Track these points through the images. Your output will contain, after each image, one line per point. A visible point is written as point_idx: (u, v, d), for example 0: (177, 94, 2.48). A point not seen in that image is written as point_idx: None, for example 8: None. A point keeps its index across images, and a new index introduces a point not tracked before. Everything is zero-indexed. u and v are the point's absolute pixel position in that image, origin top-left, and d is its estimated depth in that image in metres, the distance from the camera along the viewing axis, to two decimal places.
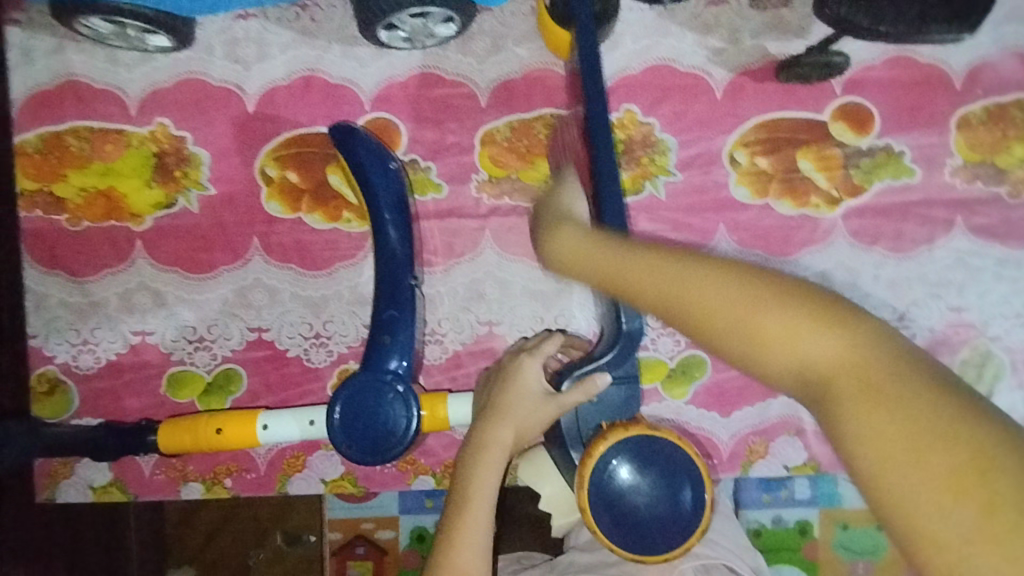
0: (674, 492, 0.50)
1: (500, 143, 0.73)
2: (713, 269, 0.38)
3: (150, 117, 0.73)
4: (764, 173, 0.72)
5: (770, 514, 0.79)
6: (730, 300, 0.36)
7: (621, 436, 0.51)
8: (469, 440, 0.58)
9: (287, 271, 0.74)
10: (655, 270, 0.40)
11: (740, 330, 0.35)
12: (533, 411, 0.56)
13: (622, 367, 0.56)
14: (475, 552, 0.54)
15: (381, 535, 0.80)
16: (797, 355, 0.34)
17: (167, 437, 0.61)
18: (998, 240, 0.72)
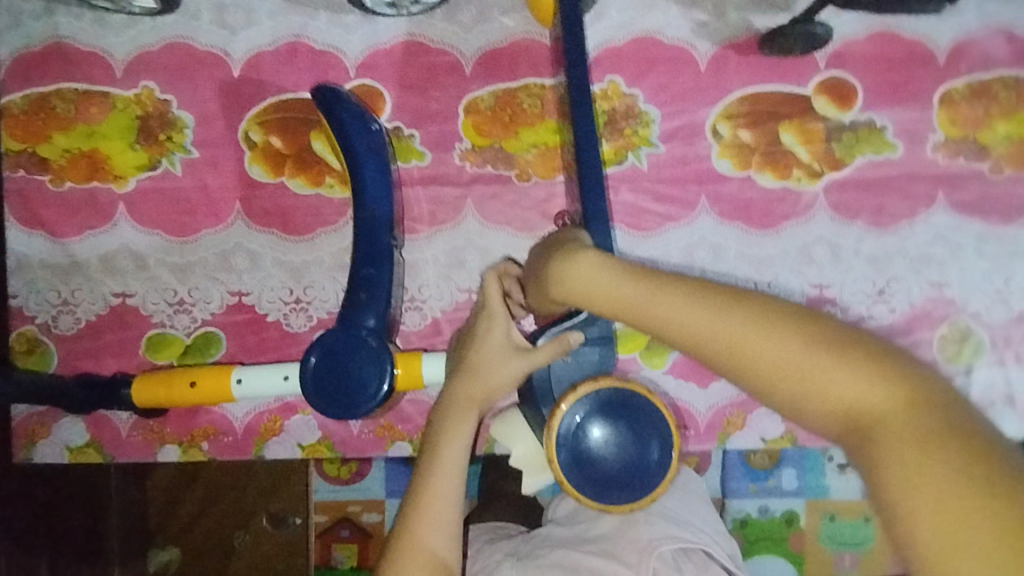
0: (644, 447, 0.50)
1: (484, 112, 0.73)
2: (771, 319, 0.40)
3: (135, 80, 0.73)
4: (746, 146, 0.73)
5: (757, 504, 0.81)
6: (779, 353, 0.39)
7: (591, 388, 0.50)
8: (443, 394, 0.59)
9: (268, 235, 0.73)
10: (703, 305, 0.41)
11: (787, 371, 0.39)
12: (502, 364, 0.56)
13: (597, 328, 0.56)
14: (443, 506, 0.54)
15: (368, 518, 0.81)
16: (829, 394, 0.38)
17: (140, 390, 0.61)
18: (979, 215, 0.72)
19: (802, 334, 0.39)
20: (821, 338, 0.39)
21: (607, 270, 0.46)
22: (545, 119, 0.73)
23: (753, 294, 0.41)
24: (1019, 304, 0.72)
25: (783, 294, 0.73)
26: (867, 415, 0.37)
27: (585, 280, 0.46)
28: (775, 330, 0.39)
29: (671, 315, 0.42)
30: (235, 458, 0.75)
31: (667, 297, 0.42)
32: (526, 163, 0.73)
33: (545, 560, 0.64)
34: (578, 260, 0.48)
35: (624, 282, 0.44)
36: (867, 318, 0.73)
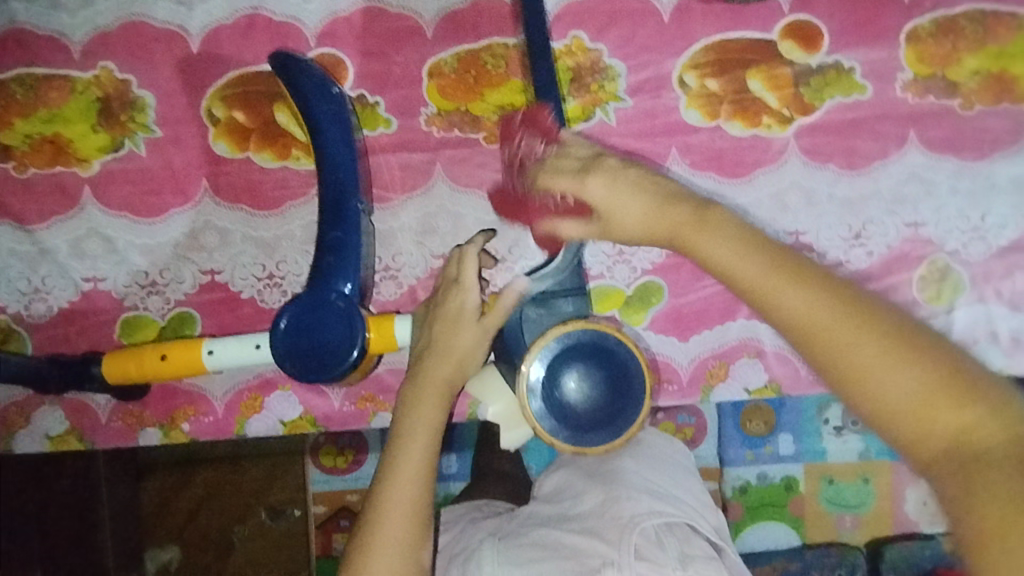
0: (616, 387, 0.54)
1: (448, 75, 0.72)
2: (891, 332, 0.41)
3: (93, 61, 0.72)
4: (714, 95, 0.72)
5: (755, 471, 0.88)
6: (893, 374, 0.40)
7: (566, 328, 0.54)
8: (410, 381, 0.59)
9: (237, 211, 0.73)
10: (786, 288, 0.43)
11: (862, 371, 0.40)
12: (469, 358, 0.59)
13: (568, 281, 0.61)
14: (414, 470, 0.55)
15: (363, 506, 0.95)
16: (935, 417, 0.39)
17: (114, 365, 0.64)
18: (951, 153, 0.72)
19: (873, 332, 0.41)
20: (895, 341, 0.41)
21: (707, 236, 0.47)
22: (510, 79, 0.72)
23: (835, 286, 0.43)
24: (995, 240, 0.72)
25: None
26: (978, 448, 0.38)
27: (715, 246, 0.46)
28: (896, 344, 0.40)
29: (795, 302, 0.42)
30: (217, 438, 0.74)
31: (794, 287, 0.43)
32: (493, 124, 0.72)
33: (528, 539, 0.63)
34: (711, 233, 0.47)
35: (722, 254, 0.46)
36: (844, 262, 0.73)
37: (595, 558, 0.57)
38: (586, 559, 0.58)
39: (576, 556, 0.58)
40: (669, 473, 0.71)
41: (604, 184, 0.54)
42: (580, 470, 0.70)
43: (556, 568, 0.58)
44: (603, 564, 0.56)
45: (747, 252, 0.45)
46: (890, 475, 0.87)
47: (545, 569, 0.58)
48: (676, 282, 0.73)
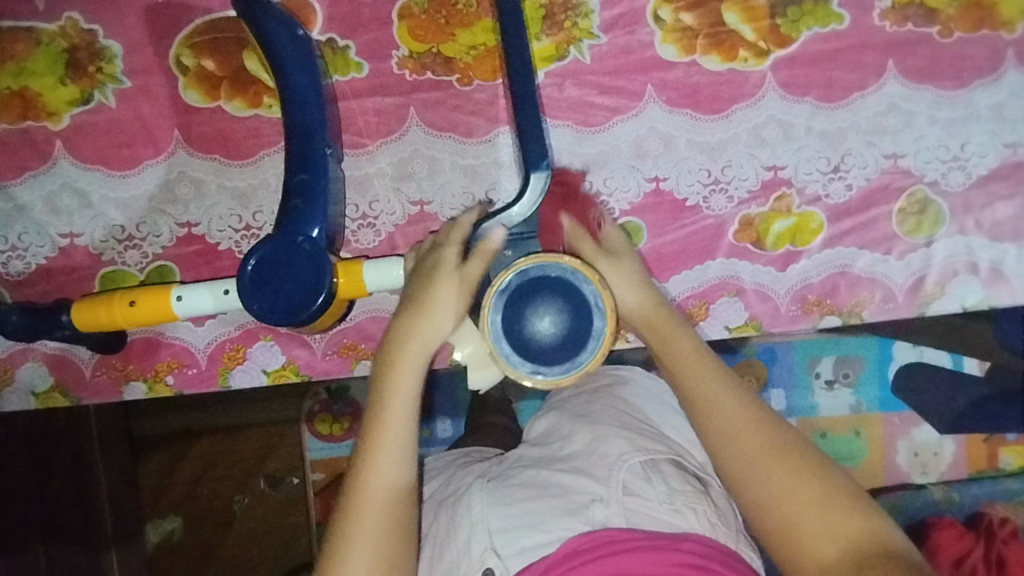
0: (580, 323, 0.54)
1: (418, 16, 0.71)
2: (783, 449, 0.54)
3: (57, 11, 0.71)
4: (689, 29, 0.71)
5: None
6: (774, 472, 0.53)
7: (528, 263, 0.54)
8: (392, 333, 0.58)
9: (210, 162, 0.72)
10: (715, 405, 0.56)
11: (752, 476, 0.53)
12: (455, 305, 0.57)
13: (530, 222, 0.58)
14: (397, 431, 0.55)
15: None
16: (825, 529, 0.50)
17: (84, 313, 0.64)
18: (931, 81, 0.71)
19: (770, 454, 0.54)
20: (790, 461, 0.53)
21: (676, 341, 0.59)
22: (481, 19, 0.71)
23: (745, 405, 0.56)
24: (975, 169, 0.72)
25: (738, 178, 0.72)
26: (860, 553, 0.48)
27: (675, 345, 0.59)
28: (795, 465, 0.53)
29: (726, 418, 0.56)
30: (202, 390, 0.74)
31: (732, 408, 0.56)
32: (465, 66, 0.71)
33: (518, 479, 0.62)
34: (681, 334, 0.60)
35: (679, 355, 0.59)
36: (824, 197, 0.72)
37: (584, 495, 0.58)
38: (576, 497, 0.58)
39: (567, 494, 0.58)
40: (659, 411, 0.70)
41: (613, 275, 0.59)
42: (569, 412, 0.69)
43: (547, 505, 0.58)
44: (592, 501, 0.57)
45: (703, 362, 0.58)
46: (881, 425, 0.85)
47: (535, 507, 0.58)
48: (655, 222, 0.73)
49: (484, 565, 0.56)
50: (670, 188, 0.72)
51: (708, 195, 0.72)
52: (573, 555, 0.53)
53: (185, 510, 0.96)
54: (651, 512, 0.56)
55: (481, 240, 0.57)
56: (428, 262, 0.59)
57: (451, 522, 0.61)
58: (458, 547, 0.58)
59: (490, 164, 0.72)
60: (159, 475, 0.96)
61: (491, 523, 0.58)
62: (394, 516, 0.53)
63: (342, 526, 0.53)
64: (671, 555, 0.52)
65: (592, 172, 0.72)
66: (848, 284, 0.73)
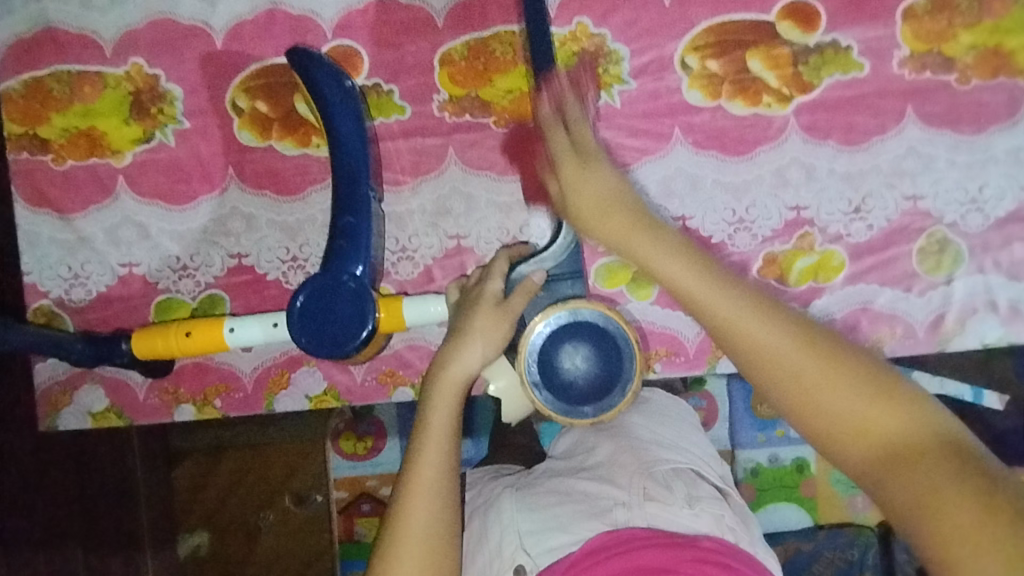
0: (611, 360, 0.57)
1: (459, 62, 0.76)
2: (750, 294, 0.47)
3: (125, 57, 0.76)
4: (715, 76, 0.75)
5: (767, 453, 0.91)
6: (752, 328, 0.45)
7: (561, 310, 0.57)
8: (435, 357, 0.61)
9: (261, 197, 0.77)
10: (667, 252, 0.50)
11: (705, 311, 0.47)
12: (494, 331, 0.59)
13: (564, 264, 0.61)
14: (439, 455, 0.58)
15: (383, 491, 0.99)
16: (825, 387, 0.43)
17: (141, 343, 0.65)
18: (949, 127, 0.74)
19: (730, 286, 0.47)
20: (765, 306, 0.46)
21: (599, 191, 0.56)
22: (518, 65, 0.75)
23: (689, 247, 0.51)
24: (993, 212, 0.74)
25: (762, 218, 0.75)
26: (859, 403, 0.43)
27: (609, 213, 0.55)
28: (801, 337, 0.45)
29: (768, 348, 0.44)
30: (247, 413, 0.78)
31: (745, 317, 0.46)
32: (503, 109, 0.75)
33: (545, 487, 0.65)
34: (611, 199, 0.55)
35: (613, 213, 0.54)
36: (845, 236, 0.75)
37: (608, 500, 0.60)
38: (599, 502, 0.60)
39: (590, 499, 0.61)
40: (674, 425, 0.72)
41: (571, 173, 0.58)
42: (590, 426, 0.71)
43: (572, 509, 0.60)
44: (615, 505, 0.59)
45: (636, 221, 0.53)
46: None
47: (561, 511, 0.61)
48: None
49: (514, 563, 0.58)
50: (697, 226, 0.76)
51: (733, 234, 0.76)
52: (598, 551, 0.55)
53: (213, 524, 0.98)
54: (671, 516, 0.58)
55: (529, 281, 0.60)
56: (472, 295, 0.62)
57: (483, 528, 0.64)
58: (490, 551, 0.61)
59: (526, 201, 0.76)
60: (191, 487, 0.97)
61: (520, 526, 0.61)
62: (439, 530, 0.56)
63: (388, 547, 0.56)
64: (690, 552, 0.54)
65: None
66: (870, 319, 0.75)
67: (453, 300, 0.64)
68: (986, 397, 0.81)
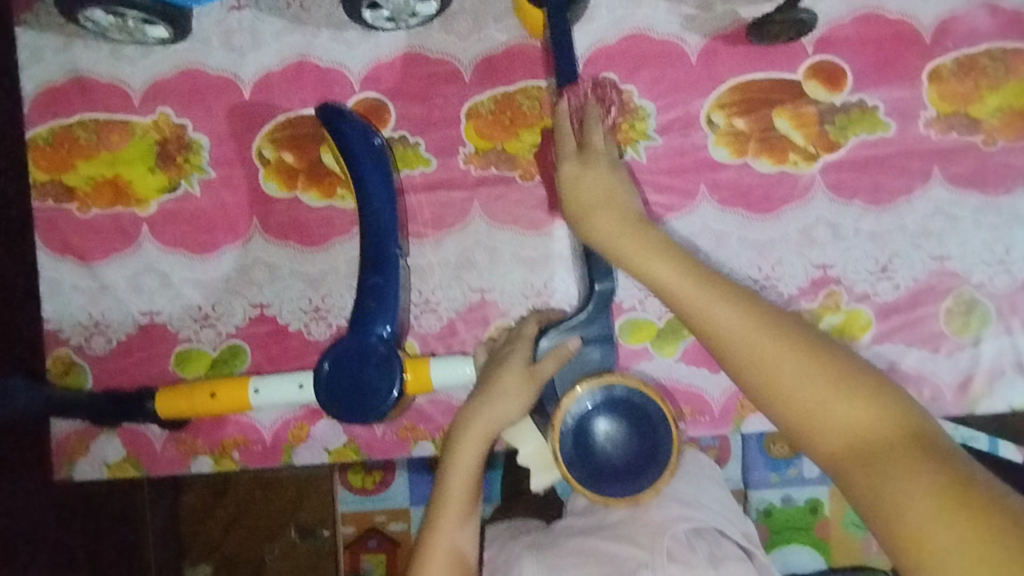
0: (645, 435, 0.55)
1: (485, 116, 0.76)
2: (741, 303, 0.50)
3: (153, 107, 0.77)
4: (742, 133, 0.75)
5: (780, 493, 0.82)
6: (740, 326, 0.49)
7: (590, 386, 0.55)
8: (456, 418, 0.60)
9: (285, 248, 0.77)
10: (664, 260, 0.54)
11: (694, 313, 0.51)
12: (517, 394, 0.58)
13: (593, 328, 0.60)
14: (458, 518, 0.58)
15: (392, 528, 0.82)
16: (801, 384, 0.46)
17: (165, 402, 0.65)
18: (976, 188, 0.74)
19: (719, 293, 0.51)
20: (749, 311, 0.50)
21: (596, 193, 0.59)
22: (544, 119, 0.75)
23: (686, 255, 0.54)
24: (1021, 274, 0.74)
25: (788, 276, 0.75)
26: (842, 409, 0.45)
27: (614, 215, 0.58)
28: (783, 338, 0.48)
29: (751, 353, 0.48)
30: (265, 465, 0.77)
31: (745, 331, 0.48)
32: (528, 163, 0.75)
33: (568, 548, 0.61)
34: (611, 204, 0.59)
35: (616, 217, 0.58)
36: (872, 295, 0.75)
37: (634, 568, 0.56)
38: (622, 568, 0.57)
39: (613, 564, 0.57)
40: (699, 480, 0.67)
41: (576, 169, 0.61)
42: None
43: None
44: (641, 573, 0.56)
45: (639, 226, 0.57)
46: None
47: None
48: None
49: None
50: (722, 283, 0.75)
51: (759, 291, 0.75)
52: None
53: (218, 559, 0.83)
54: None
55: (560, 349, 0.59)
56: (499, 357, 0.61)
57: None
58: None
59: (550, 256, 0.76)
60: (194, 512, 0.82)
61: None
62: None
63: None
64: None
65: None
66: (897, 380, 0.75)
67: (483, 362, 0.64)
68: (1004, 449, 0.75)
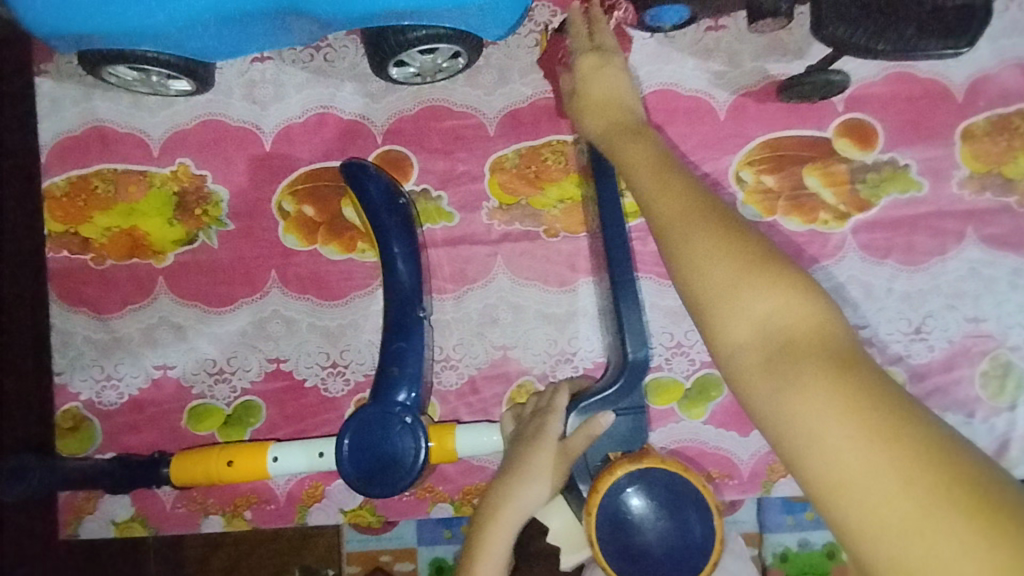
0: (687, 523, 0.51)
1: (509, 170, 0.75)
2: (719, 224, 0.43)
3: (173, 158, 0.76)
4: (770, 191, 0.73)
5: (797, 537, 0.74)
6: (707, 249, 0.42)
7: (627, 469, 0.51)
8: (486, 496, 0.58)
9: (304, 302, 0.75)
10: (659, 179, 0.48)
11: (667, 225, 0.44)
12: (548, 474, 0.56)
13: (627, 399, 0.58)
14: None
15: (399, 568, 0.75)
16: (767, 320, 0.39)
17: (180, 469, 0.63)
18: (1011, 248, 0.72)
19: (692, 215, 0.44)
20: (722, 229, 0.43)
21: (614, 125, 0.58)
22: (569, 174, 0.74)
23: (687, 176, 0.48)
24: None
25: None
26: (807, 355, 0.37)
27: (629, 147, 0.54)
28: (753, 263, 0.40)
29: (729, 286, 0.40)
30: (278, 525, 0.74)
31: (678, 219, 0.44)
32: (553, 218, 0.74)
33: None
34: (627, 140, 0.55)
35: (624, 149, 0.54)
36: (905, 356, 0.73)
37: None
38: None
39: None
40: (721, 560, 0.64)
41: (596, 75, 0.62)
42: None
43: None
44: None
45: (652, 154, 0.52)
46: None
47: None
48: None
49: None
50: None
51: None
52: None
53: None
54: None
55: (594, 424, 0.57)
56: (529, 430, 0.59)
57: None
58: None
59: (575, 313, 0.74)
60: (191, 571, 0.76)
61: None
62: None
63: None
64: None
65: (673, 324, 0.73)
66: None
67: (509, 432, 0.61)
68: None
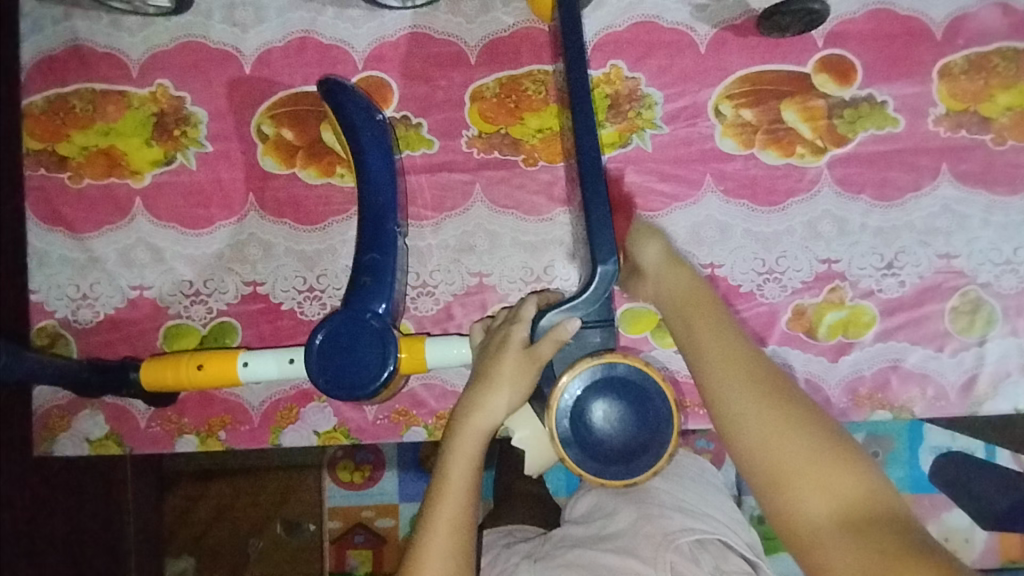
0: (647, 419, 0.52)
1: (490, 99, 0.75)
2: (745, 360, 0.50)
3: (151, 79, 0.75)
4: (749, 124, 0.74)
5: None
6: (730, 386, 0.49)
7: (587, 365, 0.52)
8: (458, 408, 0.59)
9: (282, 226, 0.75)
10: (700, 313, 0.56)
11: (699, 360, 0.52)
12: (514, 378, 0.56)
13: (595, 309, 0.56)
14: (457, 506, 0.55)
15: (381, 523, 0.84)
16: (781, 441, 0.46)
17: (149, 372, 0.65)
18: (984, 186, 0.73)
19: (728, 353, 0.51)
20: (749, 365, 0.50)
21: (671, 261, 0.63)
22: (549, 104, 0.74)
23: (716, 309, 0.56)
24: None
25: (792, 269, 0.74)
26: (823, 471, 0.45)
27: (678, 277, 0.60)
28: (771, 395, 0.48)
29: (745, 410, 0.48)
30: (253, 446, 0.75)
31: (701, 309, 0.56)
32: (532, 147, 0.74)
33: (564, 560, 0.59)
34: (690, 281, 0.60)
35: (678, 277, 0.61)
36: (877, 291, 0.73)
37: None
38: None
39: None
40: (700, 492, 0.66)
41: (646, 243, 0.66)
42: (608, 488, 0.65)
43: None
44: None
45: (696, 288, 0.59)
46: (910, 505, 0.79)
47: None
48: None
49: None
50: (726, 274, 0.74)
51: (762, 284, 0.74)
52: None
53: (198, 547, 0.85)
54: None
55: (560, 329, 0.56)
56: (495, 339, 0.59)
57: None
58: None
59: (552, 241, 0.74)
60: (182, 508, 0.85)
61: None
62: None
63: None
64: None
65: None
66: (900, 378, 0.73)
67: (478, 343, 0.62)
68: (1001, 456, 0.78)
